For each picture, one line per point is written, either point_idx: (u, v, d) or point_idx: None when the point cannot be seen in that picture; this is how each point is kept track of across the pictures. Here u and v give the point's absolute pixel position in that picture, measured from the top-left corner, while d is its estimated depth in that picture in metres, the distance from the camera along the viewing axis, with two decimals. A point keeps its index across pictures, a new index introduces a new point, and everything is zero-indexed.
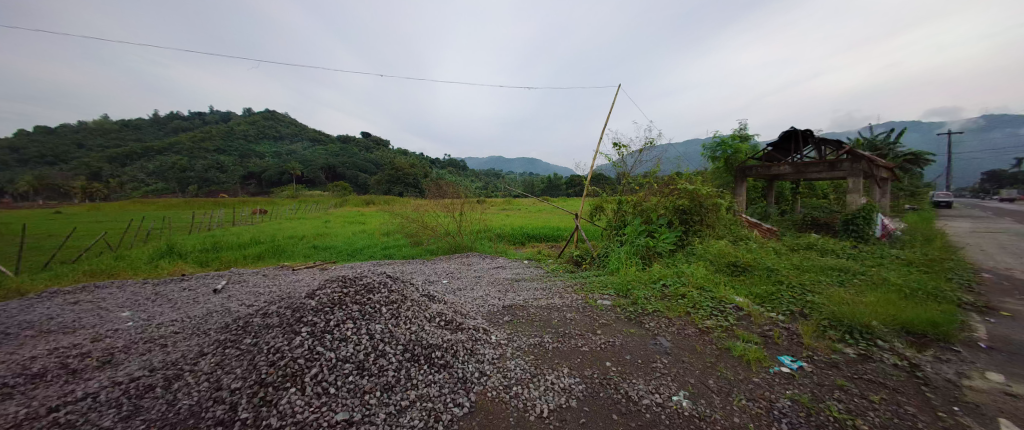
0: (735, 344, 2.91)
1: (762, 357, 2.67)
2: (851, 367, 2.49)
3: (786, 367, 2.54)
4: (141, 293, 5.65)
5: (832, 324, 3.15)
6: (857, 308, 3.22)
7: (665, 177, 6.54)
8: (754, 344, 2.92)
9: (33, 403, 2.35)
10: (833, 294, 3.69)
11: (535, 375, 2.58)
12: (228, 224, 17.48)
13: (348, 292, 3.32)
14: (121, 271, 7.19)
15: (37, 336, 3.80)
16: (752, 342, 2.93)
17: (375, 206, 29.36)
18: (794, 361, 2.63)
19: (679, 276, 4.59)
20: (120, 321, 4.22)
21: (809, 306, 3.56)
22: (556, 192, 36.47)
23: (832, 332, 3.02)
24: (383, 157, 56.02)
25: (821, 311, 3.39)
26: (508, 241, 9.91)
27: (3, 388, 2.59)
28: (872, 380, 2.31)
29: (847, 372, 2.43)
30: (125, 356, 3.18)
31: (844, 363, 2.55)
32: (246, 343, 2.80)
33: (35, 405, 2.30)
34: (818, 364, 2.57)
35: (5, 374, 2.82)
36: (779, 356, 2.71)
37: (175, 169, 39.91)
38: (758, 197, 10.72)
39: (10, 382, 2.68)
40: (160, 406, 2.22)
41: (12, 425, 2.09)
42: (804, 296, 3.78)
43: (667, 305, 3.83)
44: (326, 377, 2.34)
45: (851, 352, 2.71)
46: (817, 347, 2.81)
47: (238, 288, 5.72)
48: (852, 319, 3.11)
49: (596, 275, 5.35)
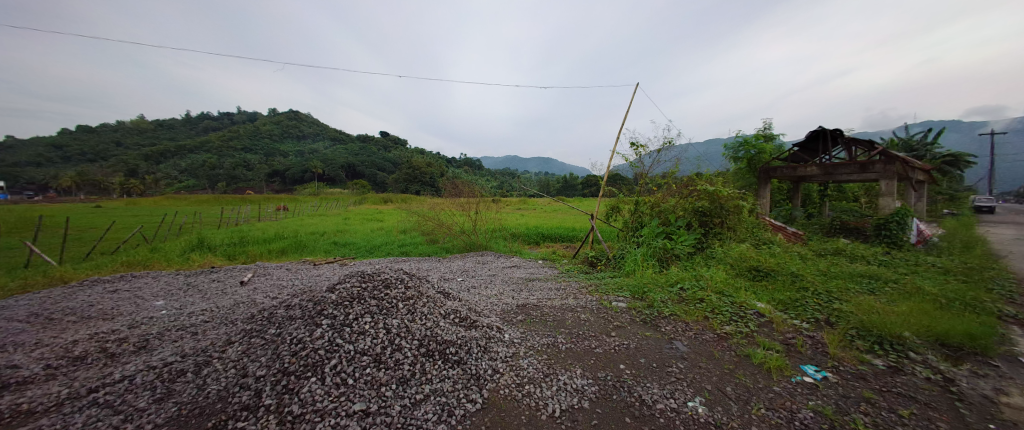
0: (755, 351, 2.82)
1: (784, 366, 2.57)
2: (880, 379, 2.36)
3: (809, 376, 2.44)
4: (173, 283, 6.01)
5: (860, 334, 3.00)
6: (888, 318, 3.05)
7: (683, 178, 6.36)
8: (775, 352, 2.81)
9: (75, 384, 2.55)
10: (861, 303, 3.50)
11: (548, 375, 2.57)
12: (254, 219, 18.27)
13: (366, 287, 3.40)
14: (156, 262, 7.67)
15: (80, 321, 4.10)
16: (772, 350, 2.83)
17: (392, 203, 29.97)
18: (818, 370, 2.52)
19: (698, 280, 4.46)
20: (154, 310, 4.48)
21: (836, 314, 3.39)
22: (572, 191, 36.01)
23: (859, 342, 2.87)
24: (399, 156, 57.18)
25: (849, 319, 3.23)
26: (523, 240, 9.92)
27: (48, 370, 2.83)
28: (902, 393, 2.19)
29: (875, 384, 2.30)
30: (158, 342, 3.38)
31: (872, 375, 2.42)
32: (270, 333, 2.93)
33: (78, 386, 2.51)
34: (843, 375, 2.45)
35: (50, 356, 3.06)
36: (802, 366, 2.60)
37: (206, 167, 42.19)
38: (783, 200, 10.28)
39: (54, 364, 2.91)
40: (190, 390, 2.36)
41: (56, 404, 2.31)
42: (830, 303, 3.61)
43: (684, 309, 3.75)
44: (344, 369, 2.41)
45: (879, 363, 2.57)
46: (843, 357, 2.68)
47: (263, 280, 6.00)
48: (881, 328, 2.95)
49: (611, 276, 5.30)
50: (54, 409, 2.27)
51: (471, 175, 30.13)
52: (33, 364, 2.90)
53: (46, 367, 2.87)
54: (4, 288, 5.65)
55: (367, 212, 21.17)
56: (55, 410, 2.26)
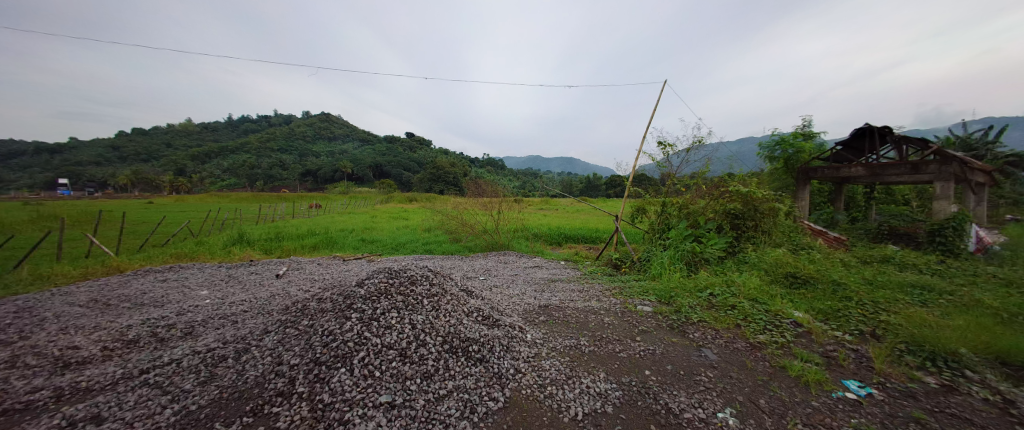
0: (792, 362, 2.65)
1: (823, 379, 2.40)
2: (931, 399, 2.14)
3: (852, 392, 2.27)
4: (216, 275, 6.47)
5: (910, 349, 2.74)
6: (942, 333, 2.76)
7: (714, 179, 6.06)
8: (814, 364, 2.63)
9: (130, 365, 2.81)
10: (912, 315, 3.20)
11: (570, 377, 2.54)
12: (290, 216, 19.32)
13: (392, 283, 3.50)
14: (202, 255, 8.29)
15: (134, 308, 4.50)
16: (811, 363, 2.64)
17: (417, 202, 30.68)
18: (862, 386, 2.33)
19: (729, 286, 4.25)
20: (199, 299, 4.84)
21: (883, 326, 3.12)
22: (595, 192, 35.32)
23: (909, 358, 2.63)
24: (423, 157, 58.62)
25: (899, 333, 2.95)
26: (545, 241, 9.87)
27: (106, 351, 3.14)
28: (956, 415, 1.97)
29: (926, 404, 2.10)
30: (203, 329, 3.65)
31: (923, 394, 2.20)
32: (302, 324, 3.08)
33: (132, 367, 2.76)
34: (891, 393, 2.25)
35: (108, 339, 3.38)
36: (844, 381, 2.42)
37: (246, 167, 45.12)
38: (824, 202, 9.55)
39: (112, 346, 3.22)
40: (230, 375, 2.53)
41: (112, 383, 2.56)
42: (876, 315, 3.32)
43: (714, 316, 3.58)
44: (372, 361, 2.49)
45: (932, 381, 2.33)
46: (890, 374, 2.47)
47: (297, 274, 6.34)
48: (936, 343, 2.66)
49: (635, 279, 5.17)
50: (110, 387, 2.52)
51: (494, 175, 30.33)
52: (94, 346, 3.21)
53: (105, 349, 3.18)
54: (70, 275, 6.28)
55: (393, 210, 21.85)
56: (112, 388, 2.49)
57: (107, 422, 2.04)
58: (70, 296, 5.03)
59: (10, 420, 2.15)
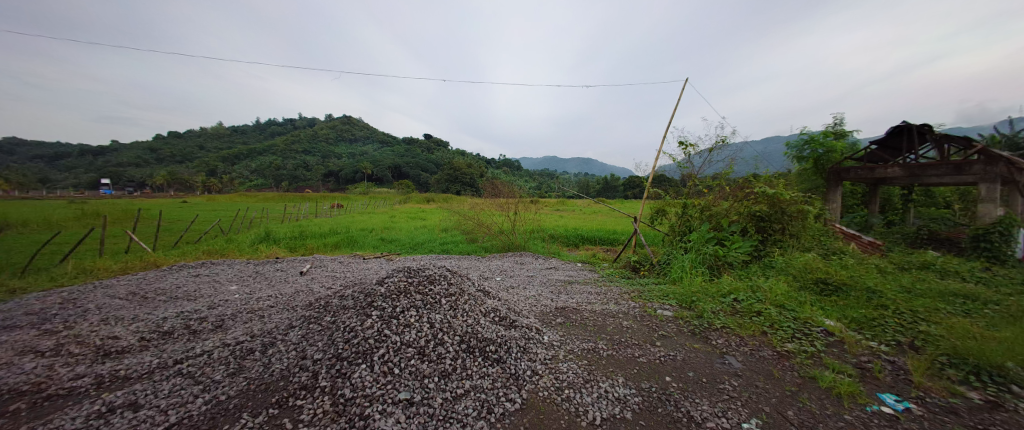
0: (822, 373, 2.51)
1: (857, 392, 2.26)
2: (976, 415, 1.97)
3: (888, 407, 2.12)
4: (245, 271, 6.77)
5: (953, 362, 2.53)
6: (989, 345, 2.54)
7: (738, 180, 5.84)
8: (847, 376, 2.48)
9: (165, 355, 2.98)
10: (955, 325, 2.96)
11: (588, 381, 2.50)
12: (313, 215, 19.96)
13: (411, 282, 3.56)
14: (231, 251, 8.69)
15: (169, 301, 4.76)
16: (844, 374, 2.50)
17: (435, 203, 31.11)
18: (900, 401, 2.18)
19: (755, 292, 4.07)
20: (229, 293, 5.08)
21: (924, 337, 2.90)
22: (613, 193, 34.73)
23: (951, 371, 2.43)
24: (440, 158, 59.40)
25: (940, 344, 2.74)
26: (561, 242, 9.80)
27: (143, 342, 3.33)
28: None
29: (970, 421, 1.93)
30: (232, 322, 3.82)
31: (965, 409, 2.04)
32: (324, 321, 3.18)
33: (167, 357, 2.92)
34: (931, 408, 2.09)
35: (146, 330, 3.58)
36: (880, 394, 2.27)
37: (272, 168, 47.09)
38: (858, 205, 8.99)
39: (149, 338, 3.41)
40: (257, 368, 2.63)
41: (149, 372, 2.71)
42: (915, 325, 3.10)
43: (738, 322, 3.45)
44: (392, 358, 2.54)
45: (979, 397, 2.15)
46: (931, 388, 2.29)
47: (319, 271, 6.55)
48: (980, 355, 2.44)
49: (654, 282, 5.05)
50: (147, 376, 2.67)
51: (511, 176, 30.38)
52: (132, 337, 3.42)
53: (142, 339, 3.38)
54: (111, 269, 6.69)
55: (411, 211, 22.29)
56: (148, 377, 2.64)
57: (144, 409, 2.17)
58: (110, 289, 5.37)
59: (57, 404, 2.31)
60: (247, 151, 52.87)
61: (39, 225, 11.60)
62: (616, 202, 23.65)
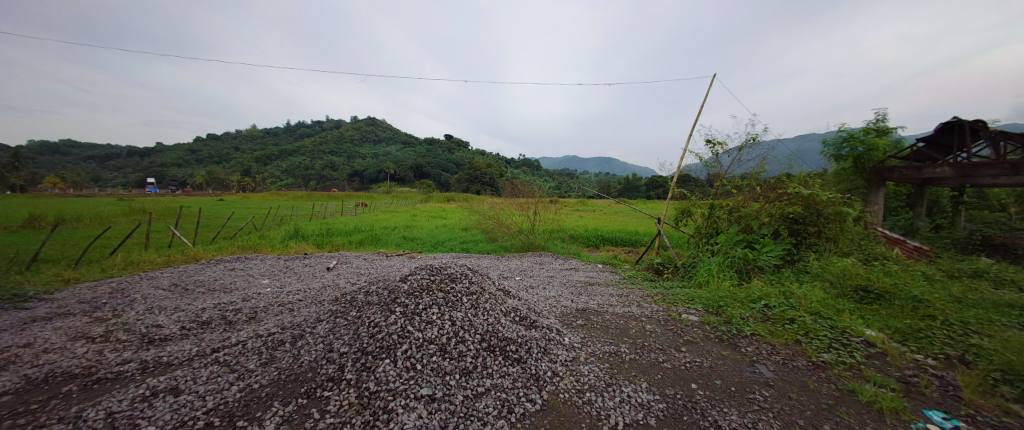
0: (863, 386, 2.34)
1: (900, 408, 2.10)
2: None
3: (935, 424, 1.95)
4: (276, 266, 7.10)
5: (1007, 378, 2.29)
6: None
7: (770, 179, 5.56)
8: (889, 390, 2.31)
9: (203, 344, 3.16)
10: (1013, 339, 2.68)
11: (610, 385, 2.45)
12: (339, 213, 20.69)
13: (433, 280, 3.61)
14: (263, 247, 9.15)
15: (207, 293, 5.07)
16: (886, 388, 2.32)
17: (455, 202, 31.47)
18: (948, 418, 2.00)
19: (788, 298, 3.87)
20: (261, 287, 5.33)
21: (976, 351, 2.64)
22: (634, 193, 33.92)
23: (1005, 387, 2.20)
24: (460, 158, 60.12)
25: (994, 358, 2.49)
26: (581, 243, 9.70)
27: (184, 331, 3.55)
28: None
29: None
30: (264, 314, 4.01)
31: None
32: (350, 315, 3.27)
33: (205, 346, 3.10)
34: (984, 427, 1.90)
35: (187, 320, 3.82)
36: (925, 411, 2.09)
37: (301, 169, 49.28)
38: (902, 207, 8.36)
39: (189, 327, 3.64)
40: (287, 358, 2.75)
41: (188, 359, 2.89)
42: (967, 337, 2.83)
43: (770, 330, 3.28)
44: (414, 354, 2.58)
45: None
46: (983, 405, 2.09)
47: (345, 267, 6.79)
48: None
49: (679, 286, 4.89)
50: (187, 363, 2.85)
51: (531, 176, 30.29)
52: (174, 325, 3.66)
53: (183, 328, 3.61)
54: (155, 262, 7.19)
55: (436, 210, 22.71)
56: (188, 363, 2.82)
57: (185, 394, 2.31)
58: (154, 281, 5.77)
59: (107, 387, 2.50)
60: (277, 152, 55.48)
61: (95, 221, 12.61)
62: (638, 202, 23.14)
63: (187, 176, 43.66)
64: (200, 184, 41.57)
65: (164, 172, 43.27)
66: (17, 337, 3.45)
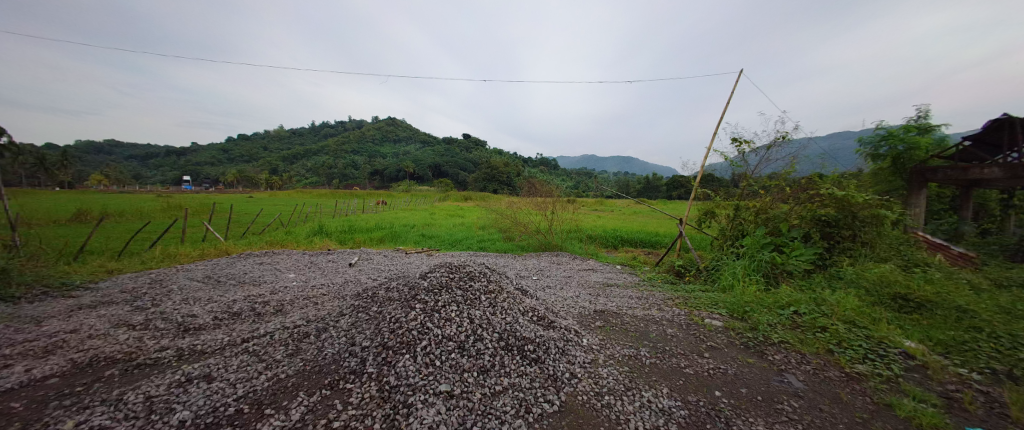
0: (901, 401, 2.20)
1: (943, 425, 1.95)
2: None
3: None
4: (301, 260, 7.38)
5: None
6: None
7: (800, 180, 5.31)
8: (931, 406, 2.15)
9: (233, 334, 3.31)
10: None
11: (629, 389, 2.40)
12: (361, 211, 21.25)
13: (452, 278, 3.65)
14: (289, 242, 9.52)
15: (238, 285, 5.32)
16: (927, 404, 2.17)
17: (473, 201, 31.73)
18: None
19: (819, 305, 3.68)
20: (288, 281, 5.55)
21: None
22: (654, 193, 33.10)
23: None
24: (477, 157, 60.55)
25: None
26: (599, 243, 9.57)
27: (216, 321, 3.74)
28: None
29: None
30: (290, 307, 4.17)
31: None
32: (371, 310, 3.35)
33: (235, 336, 3.24)
34: None
35: (219, 311, 4.02)
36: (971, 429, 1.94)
37: (324, 168, 51.03)
38: (947, 210, 7.79)
39: (221, 317, 3.82)
40: (312, 351, 2.84)
41: (220, 348, 3.04)
42: (1018, 352, 2.60)
43: (800, 338, 3.13)
44: (433, 350, 2.61)
45: None
46: None
47: (366, 264, 6.97)
48: None
49: (702, 289, 4.75)
50: (219, 351, 2.99)
51: (549, 175, 30.17)
52: (207, 316, 3.85)
53: (215, 318, 3.80)
54: (191, 256, 7.61)
55: (454, 209, 23.02)
56: (220, 352, 2.96)
57: (217, 381, 2.42)
58: (190, 273, 6.11)
59: (146, 372, 2.66)
60: (301, 151, 57.60)
61: (138, 216, 13.48)
62: (658, 203, 22.63)
63: (219, 174, 46.05)
64: (231, 181, 43.75)
65: (199, 169, 45.81)
66: (68, 323, 3.72)
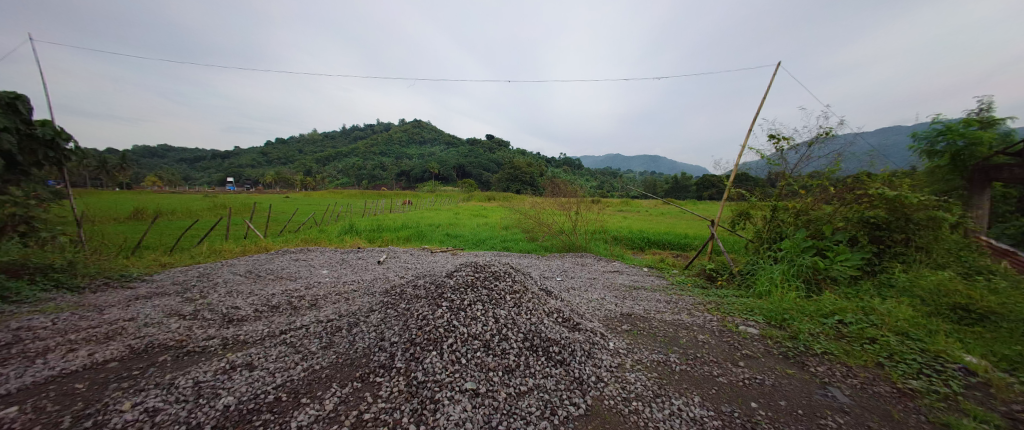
0: (960, 420, 1.99)
1: None
2: None
3: None
4: (333, 257, 7.73)
5: None
6: None
7: (845, 179, 4.95)
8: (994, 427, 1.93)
9: (272, 326, 3.51)
10: None
11: (658, 396, 2.33)
12: (389, 211, 21.92)
13: (478, 277, 3.70)
14: (323, 240, 9.99)
15: (276, 280, 5.65)
16: (988, 424, 1.94)
17: (496, 202, 31.93)
18: None
19: (868, 314, 3.42)
20: (321, 276, 5.83)
21: None
22: (682, 193, 31.90)
23: None
24: (499, 157, 60.93)
25: None
26: (625, 245, 9.35)
27: (257, 313, 3.98)
28: None
29: None
30: (323, 302, 4.38)
31: None
32: (399, 307, 3.46)
33: (273, 328, 3.44)
34: None
35: (260, 303, 4.28)
36: None
37: (353, 169, 53.21)
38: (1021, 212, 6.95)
39: (261, 310, 4.07)
40: (343, 345, 2.96)
41: (261, 339, 3.23)
42: None
43: (845, 349, 2.92)
44: (459, 348, 2.66)
45: None
46: None
47: (394, 262, 7.20)
48: None
49: (736, 295, 4.54)
50: (259, 342, 3.19)
51: (573, 176, 29.83)
52: (249, 308, 4.11)
53: (256, 310, 4.05)
54: (235, 251, 8.17)
55: (479, 209, 23.28)
56: (260, 342, 3.15)
57: (258, 369, 2.58)
58: (234, 268, 6.55)
59: (195, 359, 2.87)
60: (331, 153, 60.41)
61: (188, 215, 14.64)
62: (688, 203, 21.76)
63: (258, 176, 49.20)
64: (269, 183, 46.62)
65: (240, 171, 49.16)
66: (127, 312, 4.10)
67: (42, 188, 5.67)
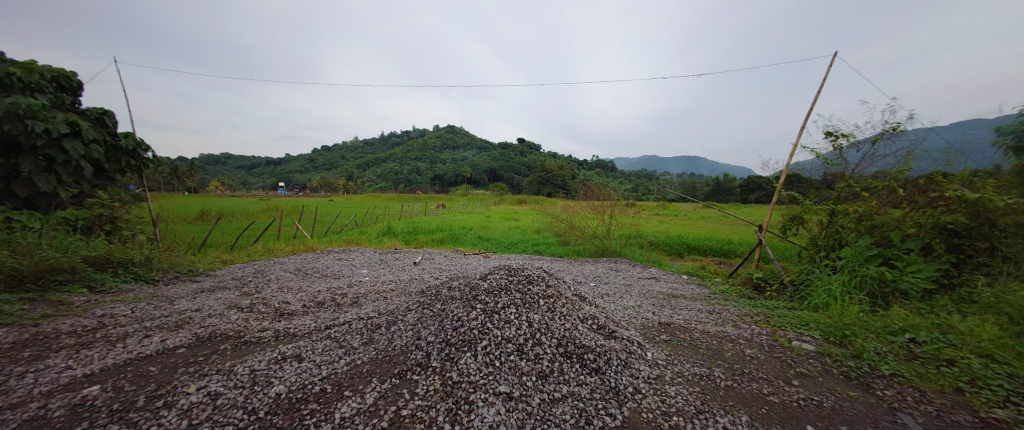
0: None
1: None
2: None
3: None
4: (372, 258, 8.13)
5: None
6: None
7: (917, 180, 4.41)
8: None
9: (317, 321, 3.75)
10: None
11: (701, 412, 2.20)
12: (424, 214, 22.69)
13: (511, 280, 3.72)
14: (363, 241, 10.53)
15: (321, 278, 6.05)
16: None
17: (527, 205, 31.98)
18: None
19: (946, 333, 3.01)
20: (362, 276, 6.16)
21: None
22: (725, 196, 29.96)
23: None
24: (529, 160, 61.04)
25: None
26: (661, 250, 8.98)
27: (305, 308, 4.28)
28: None
29: None
30: (364, 300, 4.61)
31: None
32: (435, 307, 3.56)
33: (319, 324, 3.68)
34: None
35: (307, 299, 4.60)
36: None
37: (389, 174, 55.91)
38: None
39: (308, 305, 4.37)
40: (383, 342, 3.11)
41: (308, 333, 3.46)
42: None
43: (919, 372, 2.58)
44: (493, 351, 2.68)
45: None
46: None
47: (429, 263, 7.43)
48: None
49: (788, 306, 4.21)
50: (307, 335, 3.42)
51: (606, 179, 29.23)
52: (298, 303, 4.44)
53: (304, 306, 4.36)
54: (285, 250, 8.85)
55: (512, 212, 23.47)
56: (308, 336, 3.38)
57: (306, 361, 2.78)
58: (284, 265, 7.10)
59: (251, 349, 3.14)
60: (369, 158, 63.96)
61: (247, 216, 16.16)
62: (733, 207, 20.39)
63: (305, 180, 53.33)
64: (314, 187, 50.33)
65: (290, 176, 53.57)
66: (193, 303, 4.58)
67: (126, 192, 6.61)
